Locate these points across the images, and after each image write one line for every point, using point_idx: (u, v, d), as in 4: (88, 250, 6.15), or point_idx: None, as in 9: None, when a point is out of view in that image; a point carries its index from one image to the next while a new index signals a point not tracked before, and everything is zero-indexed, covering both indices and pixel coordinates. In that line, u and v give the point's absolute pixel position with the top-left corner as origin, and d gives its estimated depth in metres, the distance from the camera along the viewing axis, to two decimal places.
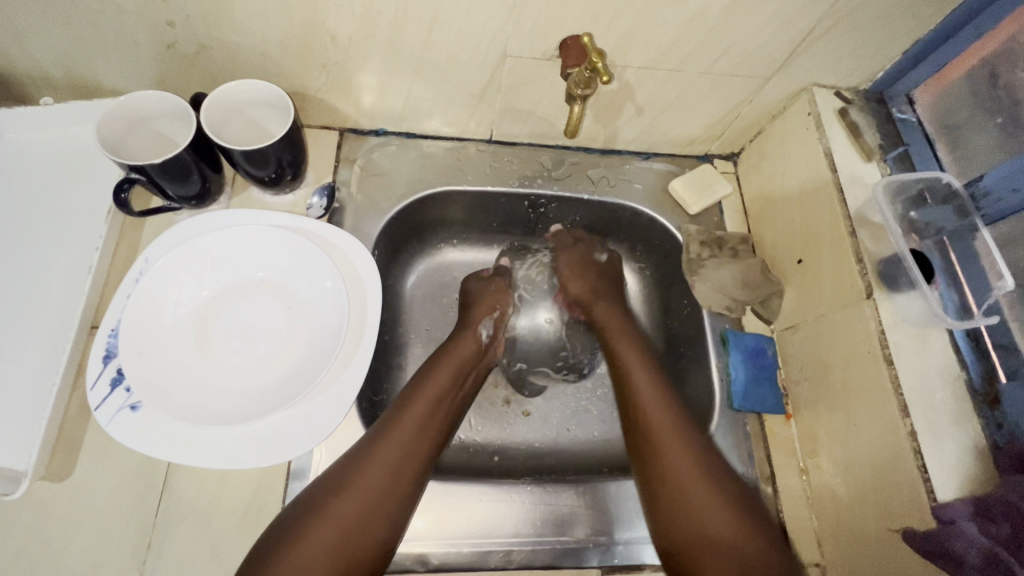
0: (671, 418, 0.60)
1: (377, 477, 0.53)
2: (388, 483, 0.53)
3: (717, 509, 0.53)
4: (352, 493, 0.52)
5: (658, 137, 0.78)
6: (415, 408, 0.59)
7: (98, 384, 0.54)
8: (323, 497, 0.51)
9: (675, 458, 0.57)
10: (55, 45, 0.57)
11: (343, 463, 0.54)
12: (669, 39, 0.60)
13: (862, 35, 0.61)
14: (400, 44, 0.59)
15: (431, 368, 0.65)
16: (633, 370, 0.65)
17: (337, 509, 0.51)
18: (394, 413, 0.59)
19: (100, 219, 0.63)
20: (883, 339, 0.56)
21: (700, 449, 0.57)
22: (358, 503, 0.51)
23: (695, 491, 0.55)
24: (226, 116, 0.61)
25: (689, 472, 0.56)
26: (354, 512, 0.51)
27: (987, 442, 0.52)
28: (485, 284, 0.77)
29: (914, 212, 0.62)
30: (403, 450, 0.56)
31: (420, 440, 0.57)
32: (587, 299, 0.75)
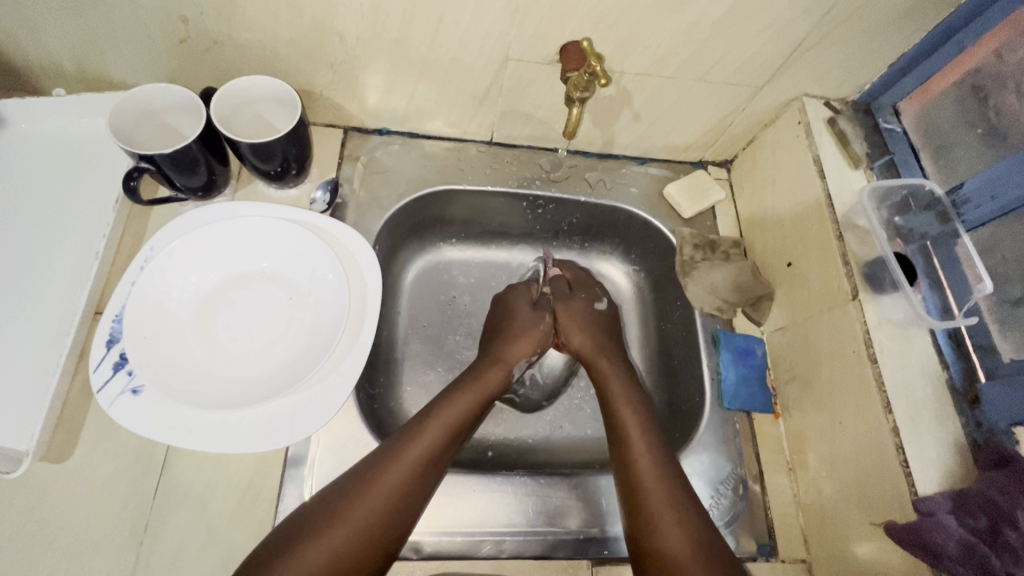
0: (645, 441, 0.60)
1: (381, 501, 0.52)
2: (390, 510, 0.52)
3: (675, 525, 0.54)
4: (352, 514, 0.50)
5: (654, 143, 0.80)
6: (430, 432, 0.57)
7: (101, 368, 0.55)
8: (356, 486, 0.52)
9: (641, 469, 0.58)
10: (70, 37, 0.59)
11: (369, 461, 0.54)
12: (666, 47, 0.62)
13: (850, 48, 0.63)
14: (407, 45, 0.61)
15: (453, 392, 0.63)
16: (618, 401, 0.65)
17: (335, 531, 0.49)
18: (407, 434, 0.57)
19: (106, 207, 0.65)
20: (867, 339, 0.58)
21: (668, 465, 0.58)
22: (359, 525, 0.50)
23: (663, 500, 0.56)
24: (235, 110, 0.63)
25: (655, 480, 0.57)
26: (380, 503, 0.51)
27: (967, 440, 0.54)
28: (530, 310, 0.73)
29: (898, 218, 0.65)
30: (412, 478, 0.54)
31: (431, 468, 0.55)
32: (589, 355, 0.71)
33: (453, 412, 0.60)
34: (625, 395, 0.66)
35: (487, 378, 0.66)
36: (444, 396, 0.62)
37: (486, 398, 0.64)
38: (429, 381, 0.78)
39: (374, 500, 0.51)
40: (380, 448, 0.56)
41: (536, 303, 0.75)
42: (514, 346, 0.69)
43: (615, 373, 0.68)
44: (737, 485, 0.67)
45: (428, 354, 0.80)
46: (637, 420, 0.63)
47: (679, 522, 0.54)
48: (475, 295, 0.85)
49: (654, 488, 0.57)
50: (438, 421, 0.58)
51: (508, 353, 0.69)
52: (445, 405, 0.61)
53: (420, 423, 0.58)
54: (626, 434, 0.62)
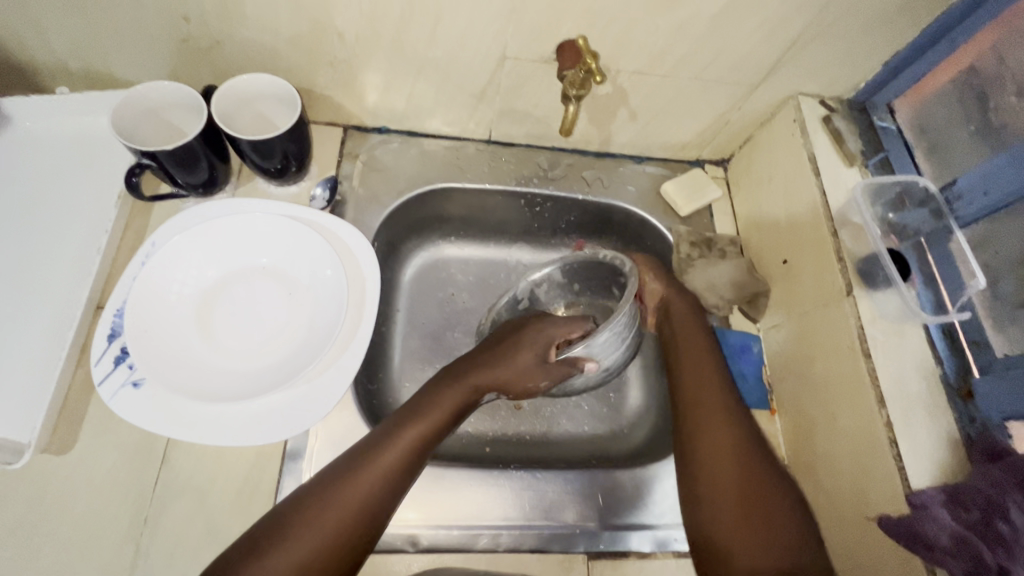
0: (728, 435, 0.58)
1: (343, 513, 0.51)
2: (352, 522, 0.51)
3: (759, 521, 0.53)
4: (314, 524, 0.50)
5: (651, 141, 0.81)
6: (399, 442, 0.56)
7: (103, 361, 0.55)
8: (325, 490, 0.52)
9: (715, 479, 0.56)
10: (74, 36, 0.59)
11: (340, 464, 0.54)
12: (661, 46, 0.63)
13: (844, 46, 0.64)
14: (405, 44, 0.62)
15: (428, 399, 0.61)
16: (704, 394, 0.62)
17: (293, 544, 0.49)
18: (376, 444, 0.56)
19: (109, 204, 0.66)
20: (861, 334, 0.58)
21: (753, 461, 0.57)
22: (316, 538, 0.49)
23: (744, 506, 0.54)
24: (236, 108, 0.63)
25: (734, 470, 0.56)
26: (347, 509, 0.51)
27: (959, 435, 0.54)
28: (559, 326, 0.69)
29: (892, 214, 0.66)
30: (377, 490, 0.53)
31: (399, 481, 0.54)
32: (665, 300, 0.72)
33: (426, 421, 0.59)
34: (706, 378, 0.64)
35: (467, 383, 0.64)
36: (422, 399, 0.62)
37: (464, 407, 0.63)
38: (428, 377, 0.79)
39: (341, 506, 0.51)
40: (351, 451, 0.55)
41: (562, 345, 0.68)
42: (523, 354, 0.66)
43: (697, 353, 0.66)
44: None
45: (426, 350, 0.80)
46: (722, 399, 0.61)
47: (769, 526, 0.53)
48: (474, 292, 0.86)
49: (732, 486, 0.55)
50: (409, 432, 0.57)
51: (517, 364, 0.66)
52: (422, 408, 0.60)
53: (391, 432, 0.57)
54: (698, 427, 0.60)
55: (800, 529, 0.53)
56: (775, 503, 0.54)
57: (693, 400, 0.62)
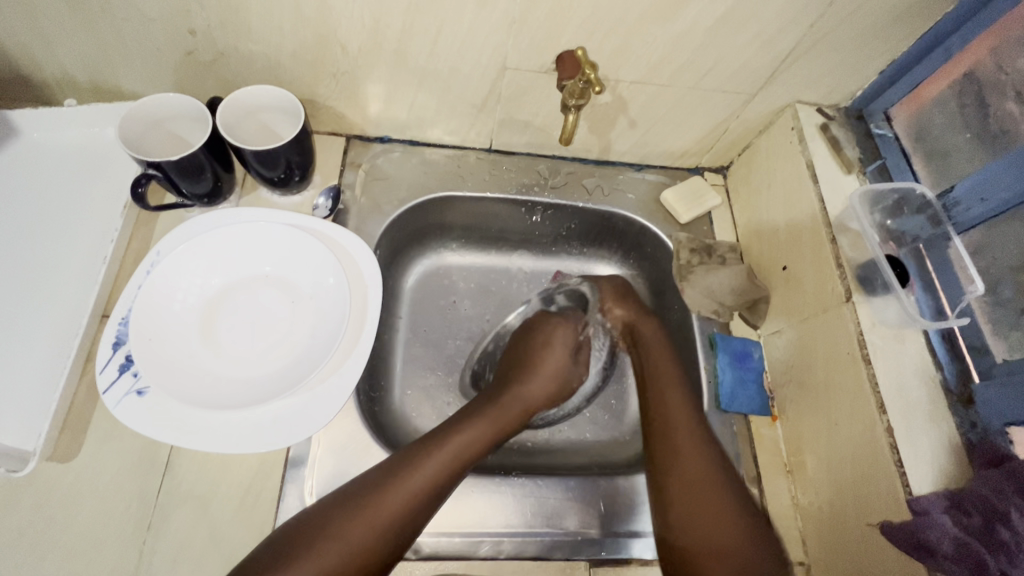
0: (692, 440, 0.59)
1: (376, 525, 0.51)
2: (383, 535, 0.51)
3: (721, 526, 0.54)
4: (326, 547, 0.49)
5: (650, 149, 0.81)
6: (436, 459, 0.55)
7: (107, 369, 0.56)
8: (361, 500, 0.52)
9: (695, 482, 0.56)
10: (82, 49, 0.61)
11: (373, 477, 0.54)
12: (659, 56, 0.64)
13: (841, 55, 0.65)
14: (407, 56, 0.63)
15: (463, 420, 0.60)
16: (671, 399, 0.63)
17: (325, 552, 0.48)
18: (411, 460, 0.55)
19: (115, 213, 0.67)
20: (861, 340, 0.58)
21: (722, 475, 0.57)
22: (347, 549, 0.49)
23: (709, 509, 0.55)
24: (240, 119, 0.64)
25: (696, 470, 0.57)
26: (381, 522, 0.51)
27: (961, 440, 0.54)
28: (569, 363, 0.69)
29: (890, 221, 0.67)
30: (395, 517, 0.52)
31: (417, 511, 0.53)
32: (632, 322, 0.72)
33: (459, 443, 0.57)
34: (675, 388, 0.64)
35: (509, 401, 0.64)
36: (464, 415, 0.61)
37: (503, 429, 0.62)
38: (430, 385, 0.79)
39: (375, 518, 0.51)
40: (378, 465, 0.55)
41: (575, 354, 0.71)
42: (535, 382, 0.66)
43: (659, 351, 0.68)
44: None
45: (428, 358, 0.81)
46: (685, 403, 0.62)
47: (728, 531, 0.53)
48: (475, 300, 0.86)
49: (706, 488, 0.56)
50: (447, 446, 0.57)
51: (531, 389, 0.65)
52: (464, 424, 0.59)
53: (418, 457, 0.55)
54: (669, 417, 0.61)
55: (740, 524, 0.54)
56: (724, 503, 0.55)
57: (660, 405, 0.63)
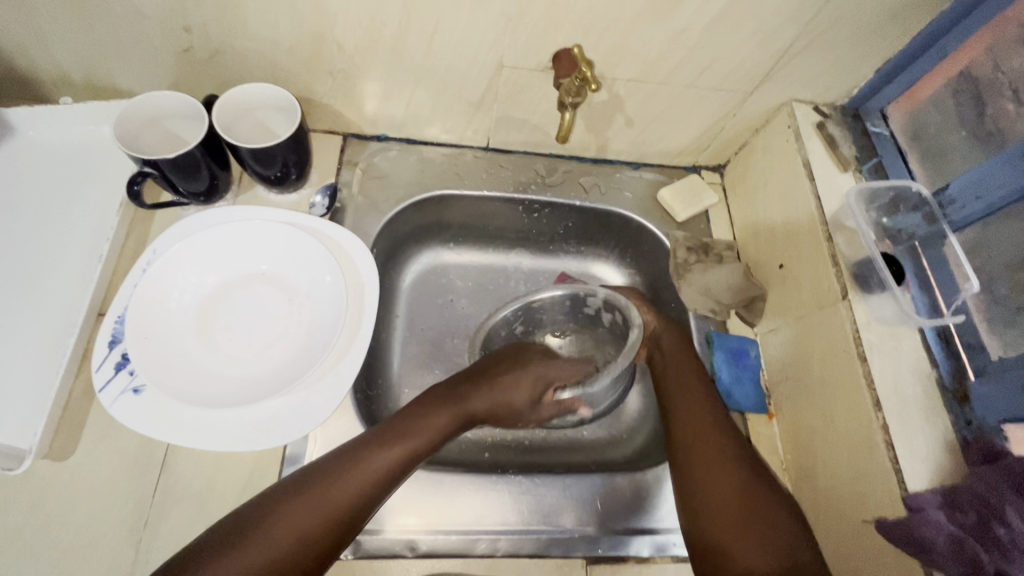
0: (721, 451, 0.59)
1: (319, 515, 0.50)
2: (324, 525, 0.50)
3: (751, 516, 0.55)
4: (267, 538, 0.48)
5: (647, 147, 0.82)
6: (390, 452, 0.55)
7: (103, 367, 0.56)
8: (307, 489, 0.51)
9: (715, 483, 0.57)
10: (77, 46, 0.60)
11: (325, 466, 0.53)
12: (655, 54, 0.64)
13: (837, 53, 0.65)
14: (403, 54, 0.63)
15: (420, 413, 0.60)
16: (681, 398, 0.66)
17: (265, 538, 0.48)
18: (365, 450, 0.55)
19: (111, 211, 0.66)
20: (857, 337, 0.59)
21: (744, 465, 0.59)
22: (286, 537, 0.48)
23: (737, 501, 0.56)
24: (236, 117, 0.64)
25: (724, 461, 0.59)
26: (324, 513, 0.50)
27: (956, 437, 0.55)
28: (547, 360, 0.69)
29: (886, 218, 0.66)
30: (339, 509, 0.51)
31: (363, 504, 0.52)
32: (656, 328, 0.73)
33: (416, 437, 0.57)
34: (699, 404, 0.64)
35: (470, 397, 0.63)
36: (423, 406, 0.61)
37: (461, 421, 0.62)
38: (427, 383, 0.79)
39: (320, 506, 0.50)
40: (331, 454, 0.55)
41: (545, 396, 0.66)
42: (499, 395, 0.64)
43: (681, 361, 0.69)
44: None
45: (426, 356, 0.81)
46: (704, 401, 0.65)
47: (759, 525, 0.54)
48: (472, 298, 0.86)
49: (730, 480, 0.57)
50: (402, 442, 0.56)
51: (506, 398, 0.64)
52: (422, 416, 0.59)
53: (365, 453, 0.54)
54: (688, 416, 0.64)
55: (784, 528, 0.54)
56: (766, 497, 0.56)
57: (682, 400, 0.65)
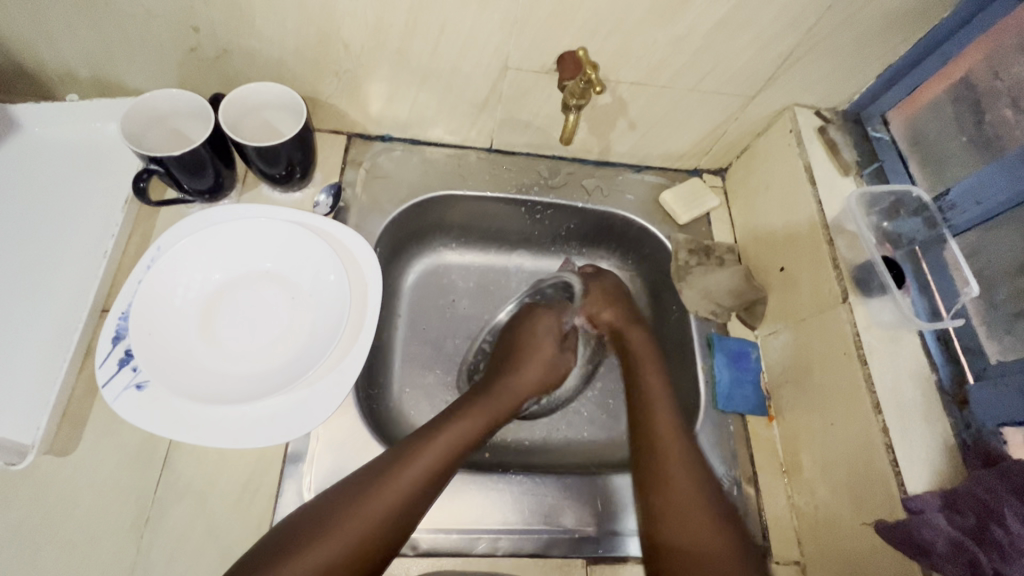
0: (676, 446, 0.60)
1: (373, 517, 0.51)
2: (381, 526, 0.51)
3: (701, 529, 0.55)
4: (321, 547, 0.49)
5: (649, 150, 0.82)
6: (434, 449, 0.56)
7: (107, 363, 0.56)
8: (359, 493, 0.52)
9: (676, 477, 0.58)
10: (84, 44, 0.61)
11: (373, 469, 0.55)
12: (659, 57, 0.64)
13: (838, 58, 0.65)
14: (409, 55, 0.64)
15: (460, 412, 0.61)
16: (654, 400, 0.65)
17: (324, 543, 0.49)
18: (410, 450, 0.56)
19: (116, 208, 0.67)
20: (857, 341, 0.59)
21: (690, 462, 0.59)
22: (346, 542, 0.49)
23: (688, 502, 0.56)
24: (242, 115, 0.65)
25: (682, 469, 0.59)
26: (379, 513, 0.51)
27: (955, 441, 0.55)
28: (555, 349, 0.71)
29: (887, 223, 0.67)
30: (390, 516, 0.52)
31: (409, 511, 0.53)
32: (620, 325, 0.73)
33: (456, 433, 0.58)
34: (664, 402, 0.65)
35: (493, 402, 0.64)
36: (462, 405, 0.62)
37: (491, 424, 0.62)
38: (428, 383, 0.79)
39: (372, 508, 0.51)
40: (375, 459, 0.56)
41: (562, 342, 0.73)
42: (528, 369, 0.68)
43: (648, 360, 0.69)
44: (730, 487, 0.67)
45: (427, 356, 0.81)
46: (670, 414, 0.63)
47: (707, 529, 0.55)
48: (474, 299, 0.86)
49: (676, 476, 0.58)
50: (444, 438, 0.57)
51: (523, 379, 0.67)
52: (462, 415, 0.61)
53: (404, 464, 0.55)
54: (650, 416, 0.63)
55: (723, 538, 0.54)
56: (705, 504, 0.57)
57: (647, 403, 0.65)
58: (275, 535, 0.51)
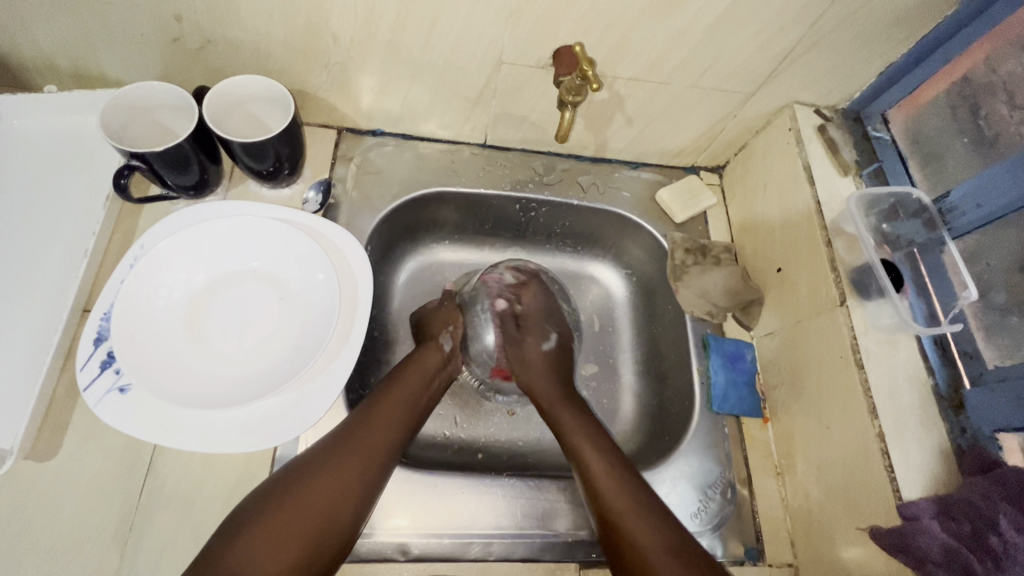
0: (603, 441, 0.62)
1: (322, 499, 0.51)
2: (334, 504, 0.51)
3: (644, 525, 0.54)
4: (276, 539, 0.48)
5: (647, 147, 0.81)
6: (369, 424, 0.58)
7: (88, 365, 0.54)
8: (301, 478, 0.52)
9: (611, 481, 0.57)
10: (61, 33, 0.58)
11: (310, 457, 0.54)
12: (657, 53, 0.63)
13: (839, 55, 0.64)
14: (400, 47, 0.62)
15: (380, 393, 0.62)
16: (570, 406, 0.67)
17: (278, 535, 0.48)
18: (342, 433, 0.57)
19: (98, 204, 0.65)
20: (854, 344, 0.58)
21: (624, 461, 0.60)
22: (303, 528, 0.49)
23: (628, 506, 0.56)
24: (227, 109, 0.63)
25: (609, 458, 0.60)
26: (328, 493, 0.52)
27: (951, 446, 0.55)
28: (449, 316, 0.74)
29: (885, 224, 0.66)
30: (341, 493, 0.52)
31: (361, 487, 0.53)
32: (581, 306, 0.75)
33: (384, 410, 0.60)
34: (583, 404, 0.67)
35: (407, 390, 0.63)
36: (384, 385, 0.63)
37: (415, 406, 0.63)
38: None
39: (320, 490, 0.52)
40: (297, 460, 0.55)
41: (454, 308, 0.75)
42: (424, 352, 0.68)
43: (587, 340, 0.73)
44: (725, 489, 0.67)
45: None
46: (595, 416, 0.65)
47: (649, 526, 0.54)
48: None
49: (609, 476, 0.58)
50: (376, 415, 0.59)
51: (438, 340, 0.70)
52: (385, 394, 0.62)
53: (351, 436, 0.56)
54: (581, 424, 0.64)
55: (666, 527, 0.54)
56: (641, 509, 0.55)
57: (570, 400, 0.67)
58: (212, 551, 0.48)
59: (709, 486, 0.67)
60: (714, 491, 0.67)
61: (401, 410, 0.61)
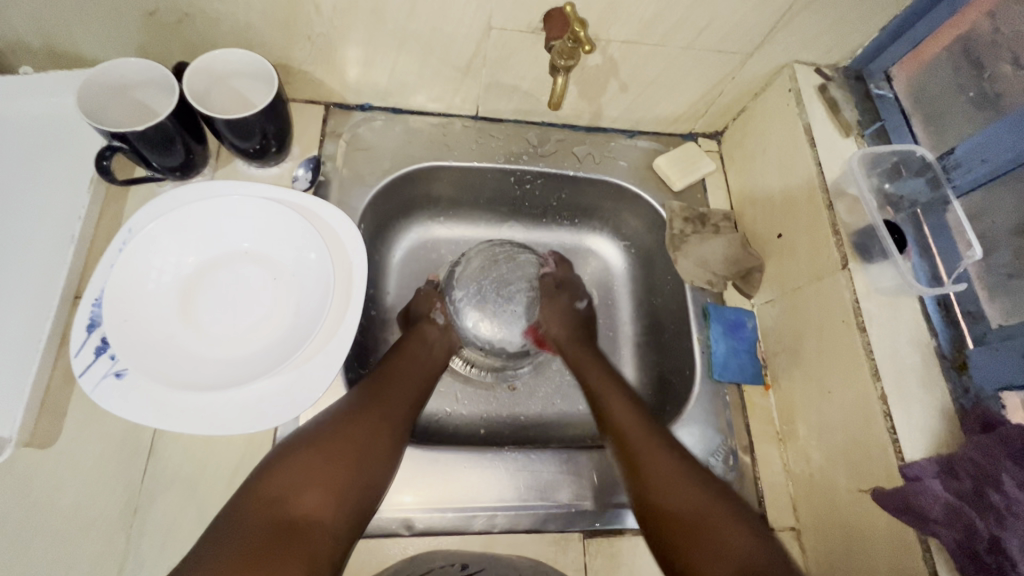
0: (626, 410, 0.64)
1: (348, 459, 0.54)
2: (361, 465, 0.54)
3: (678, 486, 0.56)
4: (304, 495, 0.51)
5: (643, 114, 0.79)
6: (383, 393, 0.60)
7: (83, 351, 0.54)
8: (322, 441, 0.54)
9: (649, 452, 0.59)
10: (31, 10, 0.56)
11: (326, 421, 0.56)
12: (651, 13, 0.60)
13: (841, 10, 0.62)
14: (384, 15, 0.59)
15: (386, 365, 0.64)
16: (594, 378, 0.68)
17: (307, 490, 0.51)
18: (357, 401, 0.59)
19: (82, 188, 0.63)
20: (857, 308, 0.57)
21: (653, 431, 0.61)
22: (333, 485, 0.52)
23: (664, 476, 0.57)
24: (209, 85, 0.61)
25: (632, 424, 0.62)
26: (349, 453, 0.54)
27: (954, 407, 0.54)
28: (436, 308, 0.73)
29: (888, 184, 0.64)
30: (361, 454, 0.55)
31: (382, 448, 0.56)
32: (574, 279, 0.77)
33: (396, 380, 0.63)
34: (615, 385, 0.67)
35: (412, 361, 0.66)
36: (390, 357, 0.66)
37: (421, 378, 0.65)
38: None
39: (343, 452, 0.54)
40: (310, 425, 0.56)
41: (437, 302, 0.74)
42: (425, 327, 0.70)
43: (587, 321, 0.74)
44: (726, 456, 0.67)
45: None
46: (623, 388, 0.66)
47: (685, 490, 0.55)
48: None
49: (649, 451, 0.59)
50: (389, 387, 0.61)
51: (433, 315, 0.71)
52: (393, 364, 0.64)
53: (376, 394, 0.60)
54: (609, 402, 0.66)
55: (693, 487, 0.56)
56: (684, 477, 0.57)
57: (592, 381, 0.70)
58: (231, 512, 0.50)
59: (710, 453, 0.67)
60: (716, 459, 0.67)
61: (412, 380, 0.64)
